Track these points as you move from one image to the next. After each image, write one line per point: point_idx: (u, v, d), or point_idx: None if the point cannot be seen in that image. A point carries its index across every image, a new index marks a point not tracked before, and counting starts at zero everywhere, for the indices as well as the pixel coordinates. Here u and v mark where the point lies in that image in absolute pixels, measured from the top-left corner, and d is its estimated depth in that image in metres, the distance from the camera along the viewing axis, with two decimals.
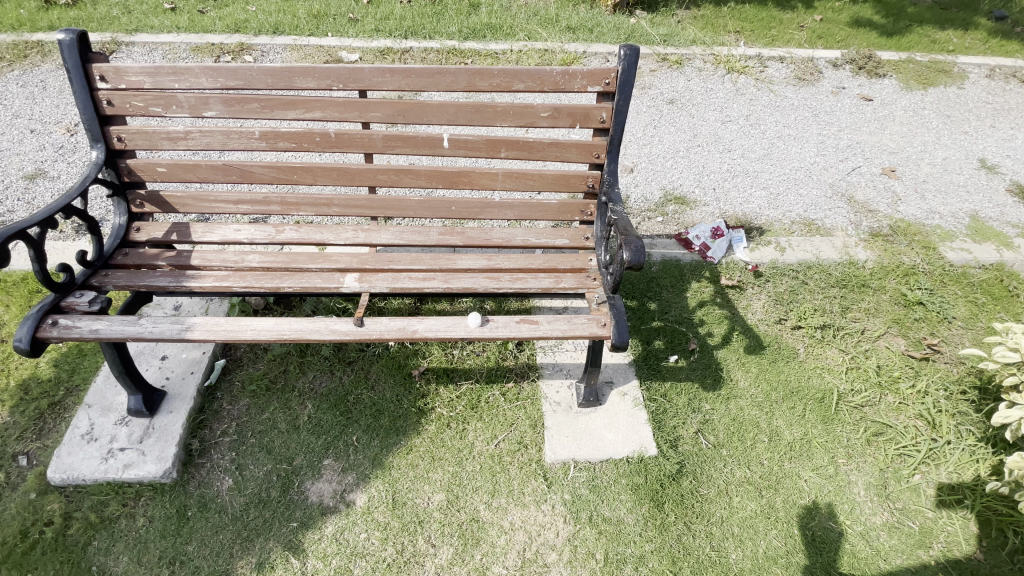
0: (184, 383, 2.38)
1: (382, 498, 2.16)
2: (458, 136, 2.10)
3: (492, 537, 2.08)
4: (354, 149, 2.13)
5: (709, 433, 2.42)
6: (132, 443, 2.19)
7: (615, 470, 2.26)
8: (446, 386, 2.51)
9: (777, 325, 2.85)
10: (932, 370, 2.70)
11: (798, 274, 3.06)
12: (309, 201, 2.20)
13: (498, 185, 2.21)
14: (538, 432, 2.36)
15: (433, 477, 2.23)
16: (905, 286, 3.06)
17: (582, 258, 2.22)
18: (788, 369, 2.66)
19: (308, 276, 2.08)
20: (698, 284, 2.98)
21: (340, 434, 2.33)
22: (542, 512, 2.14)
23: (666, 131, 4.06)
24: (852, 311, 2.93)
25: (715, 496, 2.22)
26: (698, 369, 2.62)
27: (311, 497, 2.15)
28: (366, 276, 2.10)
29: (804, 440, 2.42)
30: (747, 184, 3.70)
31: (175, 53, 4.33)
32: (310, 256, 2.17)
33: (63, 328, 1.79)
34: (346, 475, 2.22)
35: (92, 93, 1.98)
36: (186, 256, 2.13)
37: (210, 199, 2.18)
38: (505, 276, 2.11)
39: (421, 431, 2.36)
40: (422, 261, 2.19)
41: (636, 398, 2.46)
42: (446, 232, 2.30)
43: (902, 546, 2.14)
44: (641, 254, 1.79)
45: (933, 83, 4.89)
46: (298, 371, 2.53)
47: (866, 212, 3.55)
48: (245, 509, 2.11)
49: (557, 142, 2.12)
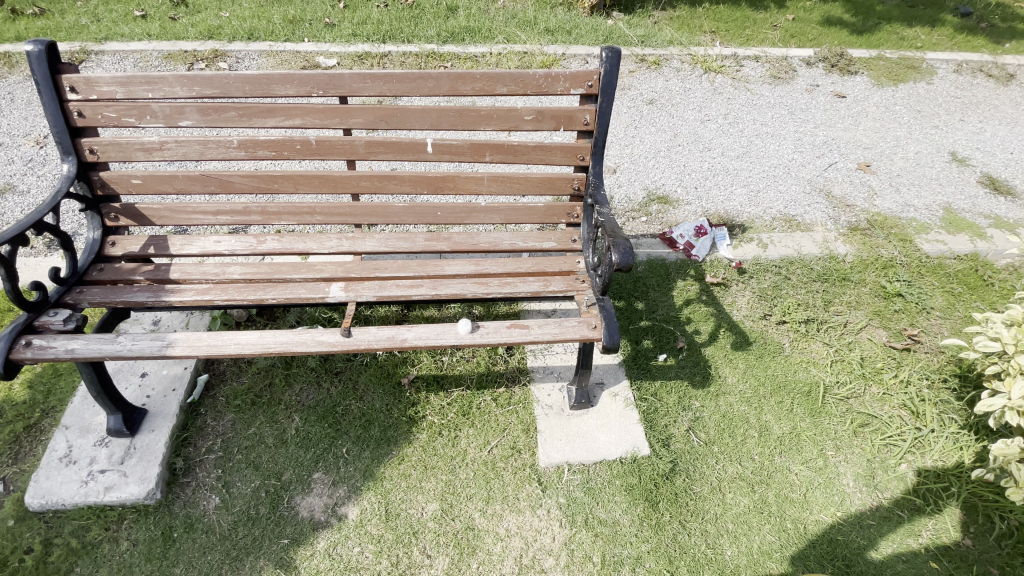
0: (166, 401, 2.31)
1: (375, 510, 2.12)
2: (442, 141, 2.08)
3: (488, 545, 2.06)
4: (336, 156, 2.10)
5: (700, 430, 2.43)
6: (113, 464, 2.12)
7: (608, 472, 2.25)
8: (436, 393, 2.48)
9: (762, 320, 2.88)
10: (914, 360, 2.76)
11: (781, 270, 3.10)
12: (291, 209, 2.16)
13: (484, 189, 2.19)
14: (531, 436, 2.35)
15: (426, 487, 2.20)
16: (884, 279, 3.12)
17: (570, 260, 2.22)
18: (775, 364, 2.69)
19: (292, 287, 2.04)
20: (684, 282, 3.00)
21: (329, 447, 2.29)
22: (538, 517, 2.13)
23: (647, 131, 4.10)
24: (834, 305, 2.98)
25: (708, 494, 2.23)
26: (687, 367, 2.64)
27: (302, 513, 2.11)
28: (352, 285, 2.07)
29: (793, 434, 2.45)
30: (728, 182, 3.74)
31: (147, 61, 4.23)
32: (294, 266, 2.13)
33: (38, 348, 1.72)
34: (337, 488, 2.18)
35: (61, 105, 1.92)
36: (164, 270, 2.07)
37: (187, 211, 2.12)
38: (493, 281, 2.09)
39: (412, 441, 2.33)
40: (409, 268, 2.16)
41: (628, 398, 2.46)
42: (433, 238, 2.27)
43: (892, 536, 2.18)
44: (629, 255, 1.79)
45: (903, 80, 5.01)
46: (284, 384, 2.47)
47: (844, 207, 3.62)
48: (234, 528, 2.06)
49: (542, 145, 2.11)
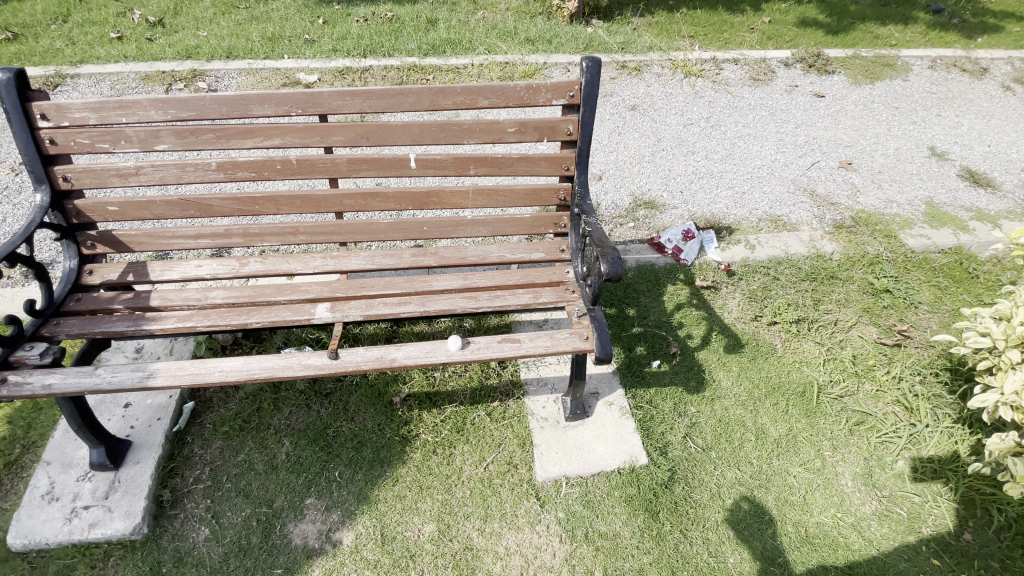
0: (150, 431, 2.24)
1: (370, 535, 2.07)
2: (425, 156, 2.06)
3: (487, 565, 2.02)
4: (318, 175, 2.07)
5: (697, 436, 2.41)
6: (97, 499, 2.05)
7: (607, 483, 2.22)
8: (429, 410, 2.44)
9: (753, 322, 2.88)
10: (905, 355, 2.77)
11: (769, 270, 3.11)
12: (274, 230, 2.12)
13: (470, 202, 2.17)
14: (527, 450, 2.32)
15: (422, 507, 2.16)
16: (872, 275, 3.14)
17: (558, 271, 2.19)
18: (768, 365, 2.69)
19: (277, 310, 2.00)
20: (674, 287, 3.00)
21: (321, 471, 2.24)
22: (537, 533, 2.09)
23: (631, 137, 4.11)
24: (824, 303, 2.99)
25: (708, 501, 2.21)
26: (681, 373, 2.62)
27: (295, 541, 2.05)
28: (339, 305, 2.03)
29: (789, 435, 2.44)
30: (713, 184, 3.76)
31: (124, 83, 4.17)
32: (278, 288, 2.08)
33: (13, 385, 1.66)
34: (330, 514, 2.12)
35: (33, 133, 1.87)
36: (144, 297, 2.02)
37: (166, 236, 2.07)
38: (482, 295, 2.07)
39: (406, 460, 2.28)
40: (396, 285, 2.12)
41: (623, 407, 2.44)
42: (419, 253, 2.24)
43: (893, 534, 2.17)
44: (618, 265, 1.78)
45: (880, 77, 5.09)
46: (273, 408, 2.42)
47: (828, 205, 3.65)
48: (225, 560, 2.00)
49: (526, 156, 2.10)
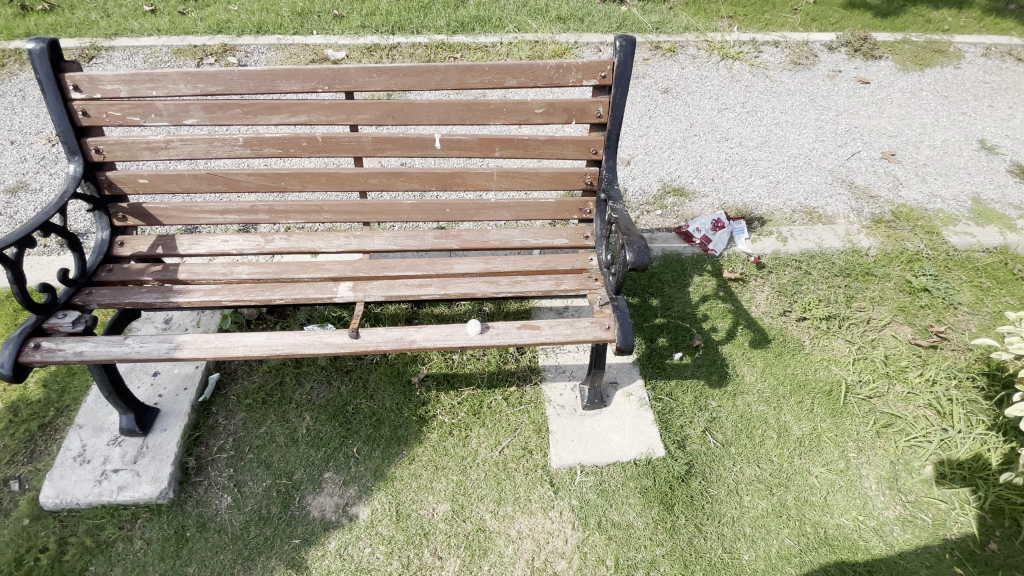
0: (177, 400, 2.31)
1: (386, 511, 2.11)
2: (450, 136, 2.02)
3: (499, 547, 2.04)
4: (342, 153, 2.05)
5: (716, 431, 2.36)
6: (126, 463, 2.13)
7: (622, 473, 2.21)
8: (446, 392, 2.45)
9: (782, 317, 2.80)
10: (940, 358, 2.66)
11: (801, 264, 3.01)
12: (298, 208, 2.11)
13: (494, 185, 2.12)
14: (543, 436, 2.31)
15: (436, 487, 2.18)
16: (909, 273, 3.01)
17: (582, 257, 2.14)
18: (795, 362, 2.62)
19: (300, 287, 1.99)
20: (700, 278, 2.91)
21: (340, 446, 2.28)
22: (549, 519, 2.10)
23: (662, 121, 3.98)
24: (856, 300, 2.89)
25: (725, 497, 2.18)
26: (703, 366, 2.56)
27: (312, 512, 2.11)
28: (361, 285, 2.00)
29: (813, 435, 2.38)
30: (746, 172, 3.61)
31: (157, 57, 4.21)
32: (302, 266, 2.08)
33: (46, 351, 1.71)
34: (347, 488, 2.17)
35: (66, 104, 1.90)
36: (172, 270, 2.05)
37: (194, 210, 2.09)
38: (503, 280, 2.03)
39: (422, 440, 2.30)
40: (418, 266, 2.08)
41: (642, 398, 2.41)
42: (442, 235, 2.20)
43: (916, 541, 2.11)
44: (644, 253, 1.71)
45: (930, 64, 4.82)
46: (294, 382, 2.46)
47: (867, 197, 3.48)
48: (245, 527, 2.06)
49: (553, 139, 2.04)
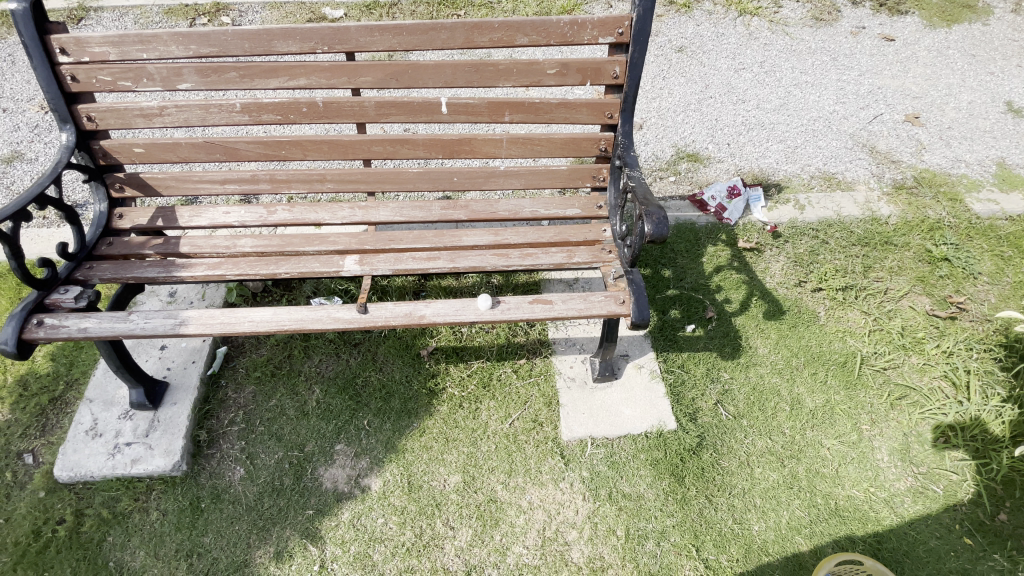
0: (186, 373, 2.31)
1: (398, 482, 2.13)
2: (457, 100, 1.92)
3: (511, 517, 2.05)
4: (344, 119, 1.95)
5: (729, 403, 2.34)
6: (138, 437, 2.13)
7: (633, 446, 2.20)
8: (456, 365, 2.43)
9: (797, 288, 2.74)
10: (958, 329, 2.61)
11: (818, 233, 2.91)
12: (300, 177, 2.02)
13: (503, 152, 2.02)
14: (554, 409, 2.30)
15: (448, 459, 2.19)
16: (930, 242, 2.92)
17: (595, 228, 2.05)
18: (809, 334, 2.57)
19: (305, 260, 1.91)
20: (714, 248, 2.83)
21: (350, 418, 2.28)
22: (560, 490, 2.11)
23: (676, 82, 3.81)
24: (874, 270, 2.82)
25: (736, 468, 2.17)
26: (716, 338, 2.52)
27: (325, 484, 2.13)
28: (367, 258, 1.93)
29: (826, 407, 2.36)
30: (764, 136, 3.45)
31: (147, 17, 4.03)
32: (307, 238, 2.00)
33: (50, 327, 1.68)
34: (359, 460, 2.18)
35: (53, 69, 1.80)
36: (174, 244, 1.99)
37: (193, 180, 2.02)
38: (513, 252, 1.96)
39: (433, 413, 2.30)
40: (426, 239, 2.00)
41: (653, 370, 2.38)
42: (450, 206, 2.09)
43: (926, 512, 2.11)
44: (663, 226, 1.64)
45: (959, 20, 4.56)
46: (303, 355, 2.45)
47: (888, 162, 3.34)
48: (259, 498, 2.08)
49: (566, 102, 1.93)
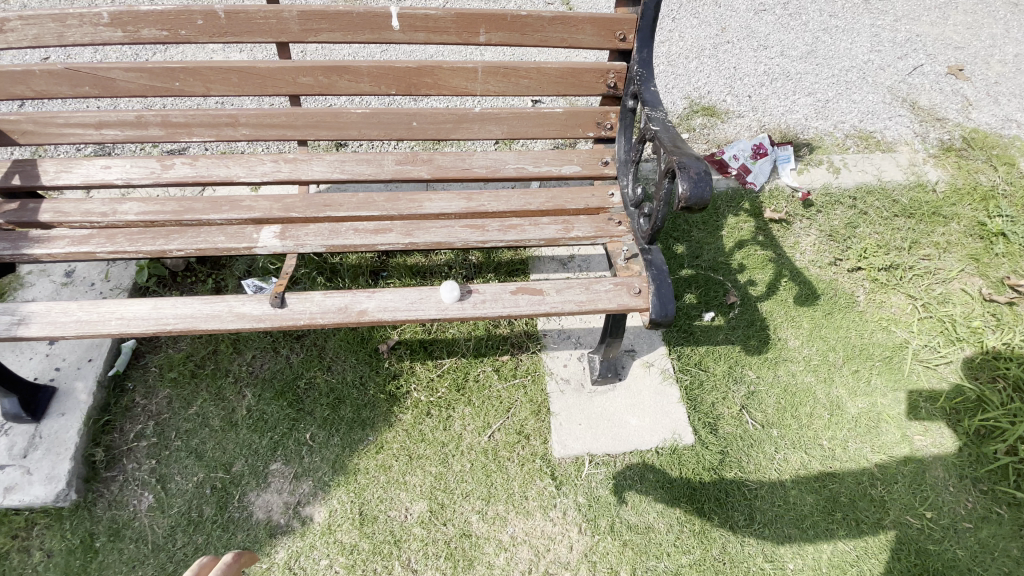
0: (78, 375, 1.82)
1: (347, 513, 1.69)
2: (413, 11, 1.40)
3: (489, 556, 1.64)
4: (259, 36, 1.43)
5: (755, 409, 1.92)
6: (11, 459, 1.66)
7: (641, 464, 1.79)
8: (423, 363, 1.97)
9: (832, 267, 2.31)
10: (1019, 317, 2.20)
11: (856, 202, 2.46)
12: (203, 120, 1.49)
13: (478, 87, 1.51)
14: (542, 419, 1.87)
15: (410, 482, 1.75)
16: (983, 214, 2.49)
17: (600, 191, 1.56)
18: (848, 323, 2.15)
19: (207, 233, 1.40)
20: (736, 219, 2.37)
21: (290, 431, 1.83)
22: (551, 521, 1.70)
23: (688, 24, 3.26)
24: (921, 246, 2.39)
25: (766, 492, 1.77)
26: (739, 329, 2.09)
27: (257, 514, 1.69)
28: (290, 230, 1.40)
29: (870, 412, 1.96)
30: (790, 88, 2.95)
31: None
32: (213, 203, 1.48)
33: None
34: (301, 483, 1.74)
35: None
36: (30, 210, 1.46)
37: (56, 123, 1.48)
38: (491, 223, 1.44)
39: (393, 423, 1.85)
40: (373, 203, 1.46)
41: (665, 370, 1.96)
42: (407, 159, 1.54)
43: (993, 542, 1.74)
44: (703, 188, 1.16)
45: None
46: (232, 352, 1.96)
47: (933, 120, 2.86)
48: (171, 535, 1.65)
49: (563, 16, 1.42)
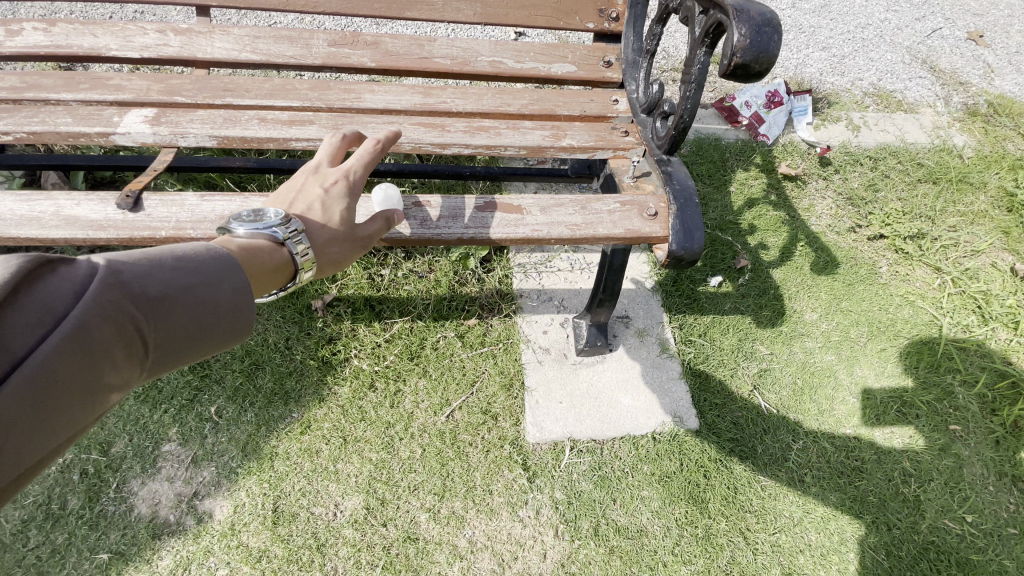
0: None
1: (257, 510, 1.31)
2: None
3: (439, 567, 1.28)
4: None
5: (768, 390, 1.61)
6: None
7: (633, 453, 1.45)
8: (368, 325, 1.58)
9: (851, 234, 2.01)
10: None
11: (877, 163, 2.17)
12: None
13: None
14: (514, 395, 1.51)
15: (343, 471, 1.38)
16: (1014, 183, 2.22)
17: (601, 95, 1.24)
18: (871, 295, 1.86)
19: (51, 112, 1.01)
20: (745, 174, 2.05)
21: (190, 405, 1.42)
22: (520, 523, 1.35)
23: None
24: (948, 215, 2.11)
25: (781, 489, 1.46)
26: (749, 298, 1.77)
27: (137, 510, 1.30)
28: (166, 113, 1.03)
29: (899, 398, 1.66)
30: (802, 41, 2.64)
31: None
32: (72, 80, 1.08)
33: None
34: (199, 471, 1.35)
35: None
36: None
37: None
38: (453, 122, 1.10)
39: (325, 398, 1.46)
40: (292, 92, 1.11)
41: (665, 341, 1.63)
42: (345, 42, 1.19)
43: None
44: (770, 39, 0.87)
45: None
46: None
47: (955, 84, 2.60)
48: (19, 534, 1.25)
49: None
